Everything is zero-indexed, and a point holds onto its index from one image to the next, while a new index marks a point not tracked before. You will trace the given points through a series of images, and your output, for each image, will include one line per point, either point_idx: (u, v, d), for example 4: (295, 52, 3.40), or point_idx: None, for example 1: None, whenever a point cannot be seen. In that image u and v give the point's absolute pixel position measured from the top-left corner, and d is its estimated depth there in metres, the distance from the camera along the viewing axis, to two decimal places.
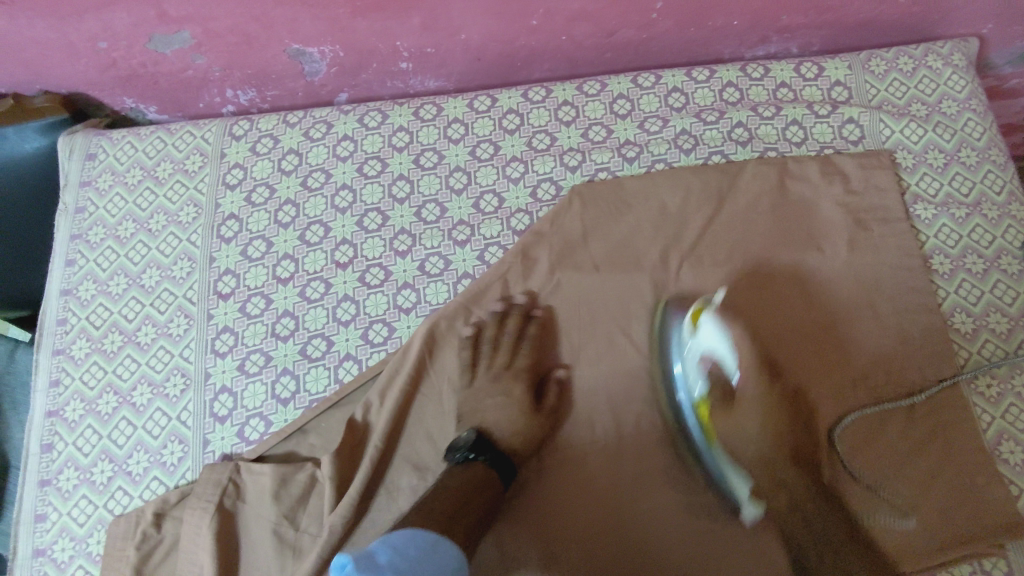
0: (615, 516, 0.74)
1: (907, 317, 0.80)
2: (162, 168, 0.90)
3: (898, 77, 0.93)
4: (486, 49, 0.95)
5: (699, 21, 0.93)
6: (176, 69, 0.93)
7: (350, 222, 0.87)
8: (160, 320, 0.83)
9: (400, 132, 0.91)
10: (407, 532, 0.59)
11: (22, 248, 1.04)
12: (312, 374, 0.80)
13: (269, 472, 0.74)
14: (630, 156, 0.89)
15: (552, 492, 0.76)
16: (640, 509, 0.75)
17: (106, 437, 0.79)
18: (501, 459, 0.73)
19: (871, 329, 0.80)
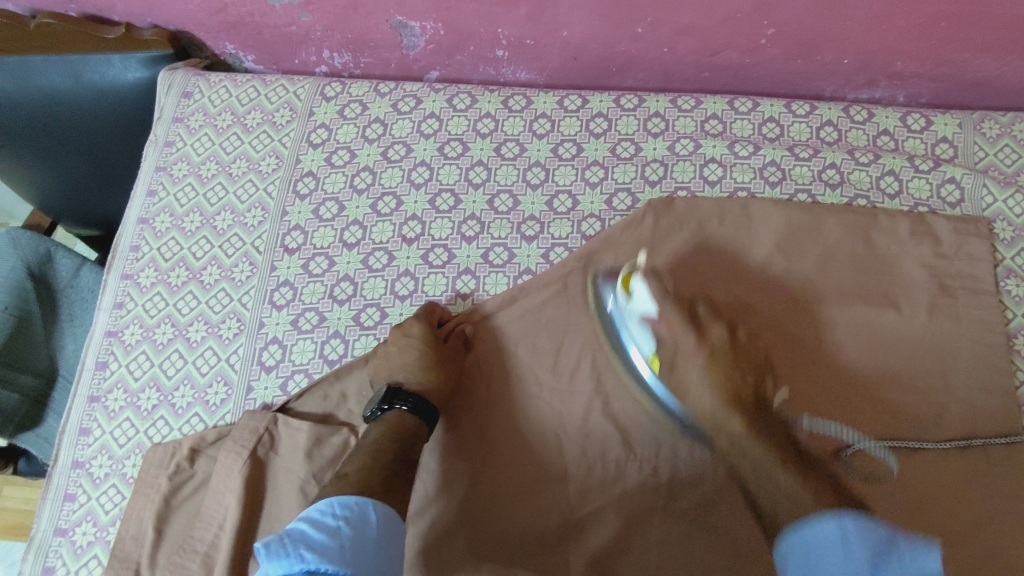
0: (636, 542, 0.71)
1: (978, 396, 0.76)
2: (252, 116, 0.92)
3: (1010, 143, 0.88)
4: (585, 50, 0.94)
5: (808, 53, 0.91)
6: (281, 23, 0.94)
7: (422, 199, 0.87)
8: (225, 263, 0.85)
9: (486, 119, 0.91)
10: (321, 504, 0.57)
11: (97, 154, 1.11)
12: (361, 342, 0.81)
13: (306, 429, 0.75)
14: (712, 178, 0.87)
15: (575, 504, 0.73)
16: (663, 540, 0.70)
17: (157, 366, 0.81)
18: (422, 406, 0.71)
19: (930, 401, 0.76)
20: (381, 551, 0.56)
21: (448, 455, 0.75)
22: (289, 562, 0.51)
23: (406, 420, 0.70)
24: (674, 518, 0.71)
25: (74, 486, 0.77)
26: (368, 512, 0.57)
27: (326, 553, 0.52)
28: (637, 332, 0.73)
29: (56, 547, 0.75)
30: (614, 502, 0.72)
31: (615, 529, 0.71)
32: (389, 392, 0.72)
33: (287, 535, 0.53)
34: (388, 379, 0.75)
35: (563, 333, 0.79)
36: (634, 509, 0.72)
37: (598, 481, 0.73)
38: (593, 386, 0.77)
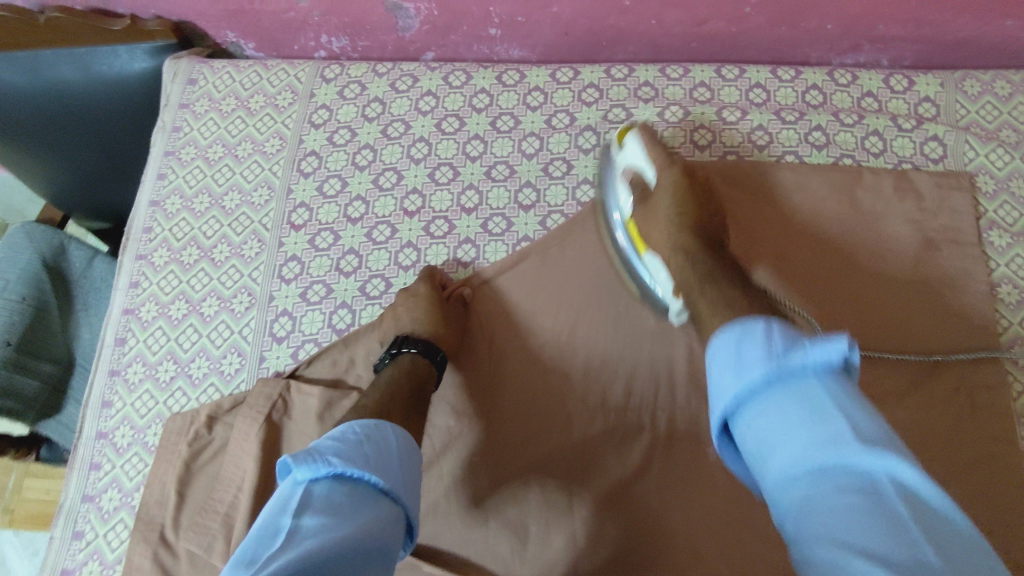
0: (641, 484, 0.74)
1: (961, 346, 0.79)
2: (255, 100, 0.95)
3: (992, 100, 0.90)
4: (575, 25, 0.97)
5: (792, 20, 0.93)
6: (280, 9, 0.97)
7: (422, 174, 0.90)
8: (235, 241, 0.88)
9: (481, 94, 0.94)
10: (339, 427, 0.60)
11: (110, 148, 1.15)
12: (368, 311, 0.84)
13: (317, 394, 0.79)
14: (701, 144, 0.90)
15: (580, 453, 0.76)
16: (664, 483, 0.73)
17: (174, 340, 0.84)
18: (431, 351, 0.75)
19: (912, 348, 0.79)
20: (402, 463, 0.59)
21: (455, 414, 0.79)
22: (318, 467, 0.52)
23: (417, 363, 0.74)
24: (676, 464, 0.74)
25: (99, 455, 0.81)
26: (382, 430, 0.61)
27: (352, 460, 0.54)
28: (620, 186, 0.80)
29: (85, 513, 0.79)
30: (617, 449, 0.75)
31: (616, 475, 0.74)
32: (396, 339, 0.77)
33: (312, 447, 0.54)
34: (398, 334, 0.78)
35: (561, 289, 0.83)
36: (636, 456, 0.75)
37: (601, 430, 0.76)
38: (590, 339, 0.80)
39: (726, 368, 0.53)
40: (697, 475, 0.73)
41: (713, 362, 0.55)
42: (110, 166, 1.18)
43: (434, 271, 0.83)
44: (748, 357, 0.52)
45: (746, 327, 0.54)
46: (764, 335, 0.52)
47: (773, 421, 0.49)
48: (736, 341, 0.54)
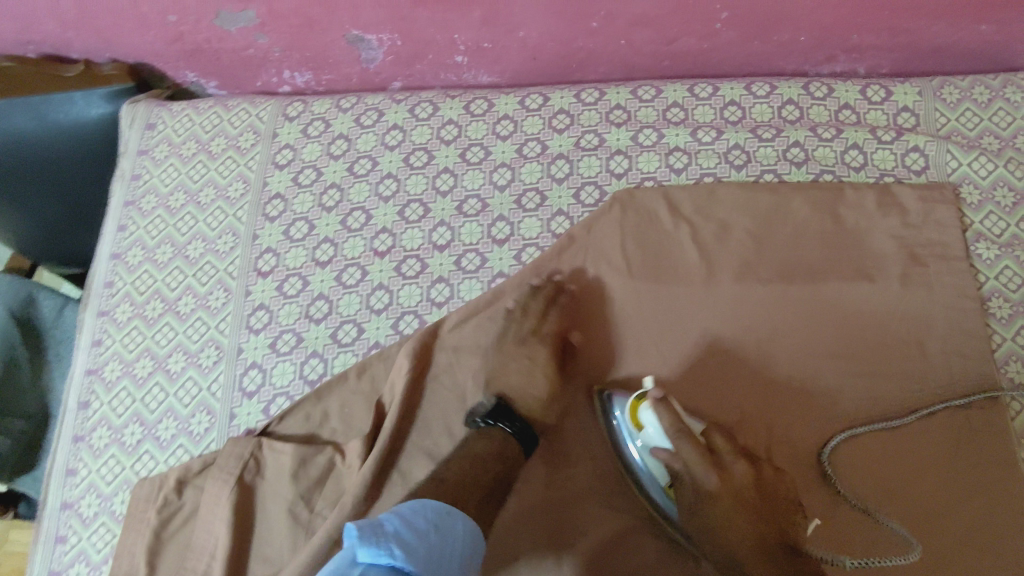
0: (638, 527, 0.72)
1: (953, 375, 0.76)
2: (215, 143, 0.92)
3: (971, 107, 0.88)
4: (543, 49, 0.94)
5: (765, 34, 0.91)
6: (238, 47, 0.94)
7: (392, 212, 0.87)
8: (200, 291, 0.85)
9: (449, 126, 0.91)
10: (411, 507, 0.57)
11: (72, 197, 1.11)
12: (340, 360, 0.81)
13: (290, 452, 0.75)
14: (677, 167, 0.87)
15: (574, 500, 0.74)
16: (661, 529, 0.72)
17: (139, 400, 0.81)
18: (525, 431, 0.72)
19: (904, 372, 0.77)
20: (459, 565, 0.56)
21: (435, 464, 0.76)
22: (381, 551, 0.50)
23: (496, 434, 0.72)
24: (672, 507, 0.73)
25: (64, 527, 0.77)
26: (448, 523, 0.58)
27: (416, 554, 0.51)
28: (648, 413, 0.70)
29: None
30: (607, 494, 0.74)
31: (609, 519, 0.72)
32: (491, 403, 0.74)
33: (379, 525, 0.52)
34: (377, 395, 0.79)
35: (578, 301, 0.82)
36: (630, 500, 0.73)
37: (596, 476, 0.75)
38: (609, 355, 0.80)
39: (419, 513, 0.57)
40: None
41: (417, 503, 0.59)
42: (78, 215, 1.15)
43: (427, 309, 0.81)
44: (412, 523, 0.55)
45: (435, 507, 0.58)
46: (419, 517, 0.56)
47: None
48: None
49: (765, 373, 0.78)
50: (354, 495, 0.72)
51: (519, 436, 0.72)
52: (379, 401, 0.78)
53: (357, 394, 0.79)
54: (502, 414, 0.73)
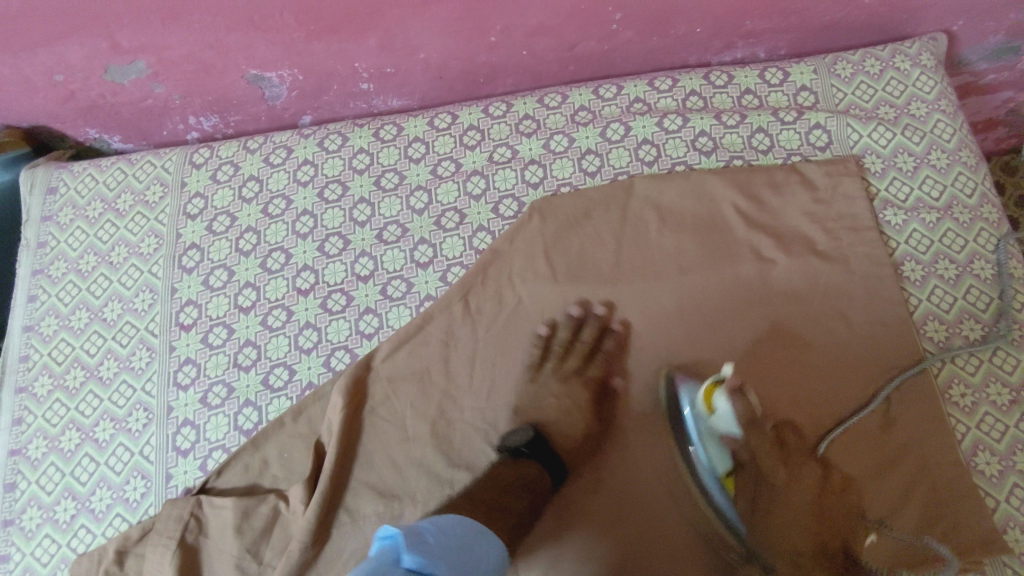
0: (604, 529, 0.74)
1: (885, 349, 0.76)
2: (123, 200, 0.90)
3: (865, 80, 0.91)
4: (447, 67, 0.94)
5: (661, 30, 0.92)
6: (136, 98, 0.92)
7: (311, 249, 0.86)
8: (122, 354, 0.83)
9: (360, 155, 0.90)
10: (450, 519, 0.57)
11: None
12: (274, 405, 0.79)
13: (231, 506, 0.74)
14: (591, 170, 0.89)
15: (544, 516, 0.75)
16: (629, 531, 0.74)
17: (69, 475, 0.78)
18: (556, 466, 0.73)
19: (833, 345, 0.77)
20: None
21: (383, 498, 0.75)
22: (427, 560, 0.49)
23: (532, 467, 0.71)
24: (636, 500, 0.75)
25: None
26: (485, 541, 0.57)
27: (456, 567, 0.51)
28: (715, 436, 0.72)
29: None
30: (570, 511, 0.75)
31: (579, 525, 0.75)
32: (525, 434, 0.73)
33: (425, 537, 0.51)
34: (315, 436, 0.78)
35: (570, 314, 0.80)
36: (597, 504, 0.75)
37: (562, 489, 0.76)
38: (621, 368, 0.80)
39: (458, 530, 0.56)
40: (653, 507, 0.74)
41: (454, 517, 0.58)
42: None
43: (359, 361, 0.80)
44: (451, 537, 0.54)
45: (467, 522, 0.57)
46: (457, 532, 0.55)
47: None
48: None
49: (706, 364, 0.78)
50: (302, 541, 0.71)
51: (551, 470, 0.72)
52: (317, 441, 0.77)
53: (295, 438, 0.78)
54: (537, 448, 0.72)
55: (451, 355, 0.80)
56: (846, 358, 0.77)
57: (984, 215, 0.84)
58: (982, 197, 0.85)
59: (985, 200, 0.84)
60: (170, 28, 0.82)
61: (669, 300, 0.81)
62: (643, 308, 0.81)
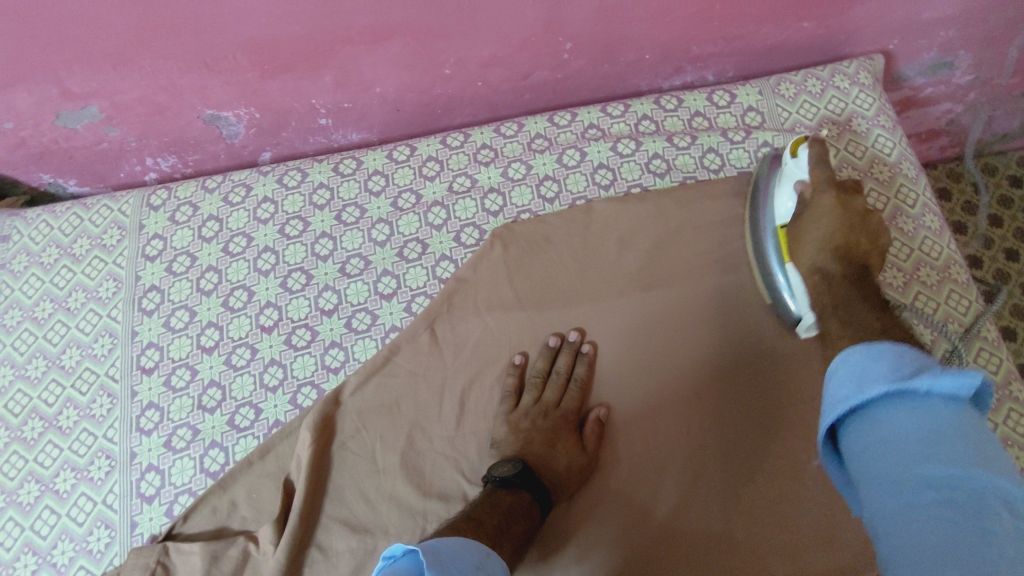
0: (586, 550, 0.73)
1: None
2: (79, 245, 0.89)
3: (807, 99, 0.95)
4: (404, 100, 0.96)
5: (611, 57, 0.95)
6: (90, 142, 0.91)
7: (274, 285, 0.86)
8: (81, 401, 0.81)
9: (320, 189, 0.91)
10: (458, 540, 0.57)
11: None
12: (241, 445, 0.79)
13: (199, 550, 0.72)
14: (550, 196, 0.90)
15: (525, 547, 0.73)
16: (611, 546, 0.73)
17: (29, 529, 0.76)
18: (543, 497, 0.70)
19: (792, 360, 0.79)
20: None
21: (357, 533, 0.74)
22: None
23: (525, 497, 0.69)
24: (619, 512, 0.74)
25: None
26: (494, 565, 0.57)
27: None
28: (784, 192, 0.79)
29: None
30: (549, 541, 0.73)
31: (564, 546, 0.73)
32: (515, 466, 0.71)
33: (442, 554, 0.52)
34: (284, 473, 0.77)
35: (547, 344, 0.82)
36: (579, 523, 0.74)
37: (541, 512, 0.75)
38: (602, 405, 0.79)
39: (467, 550, 0.56)
40: (637, 514, 0.74)
41: (460, 539, 0.58)
42: None
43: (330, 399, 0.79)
44: (463, 555, 0.55)
45: (473, 544, 0.58)
46: (468, 552, 0.55)
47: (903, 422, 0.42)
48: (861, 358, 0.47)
49: (673, 379, 0.79)
50: None
51: (540, 501, 0.70)
52: (287, 478, 0.77)
53: (264, 476, 0.77)
54: (528, 478, 0.70)
55: (419, 385, 0.81)
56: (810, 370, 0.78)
57: (927, 224, 0.87)
58: (924, 206, 0.88)
59: (926, 209, 0.88)
60: (122, 73, 0.82)
61: (631, 319, 0.82)
62: (609, 327, 0.82)
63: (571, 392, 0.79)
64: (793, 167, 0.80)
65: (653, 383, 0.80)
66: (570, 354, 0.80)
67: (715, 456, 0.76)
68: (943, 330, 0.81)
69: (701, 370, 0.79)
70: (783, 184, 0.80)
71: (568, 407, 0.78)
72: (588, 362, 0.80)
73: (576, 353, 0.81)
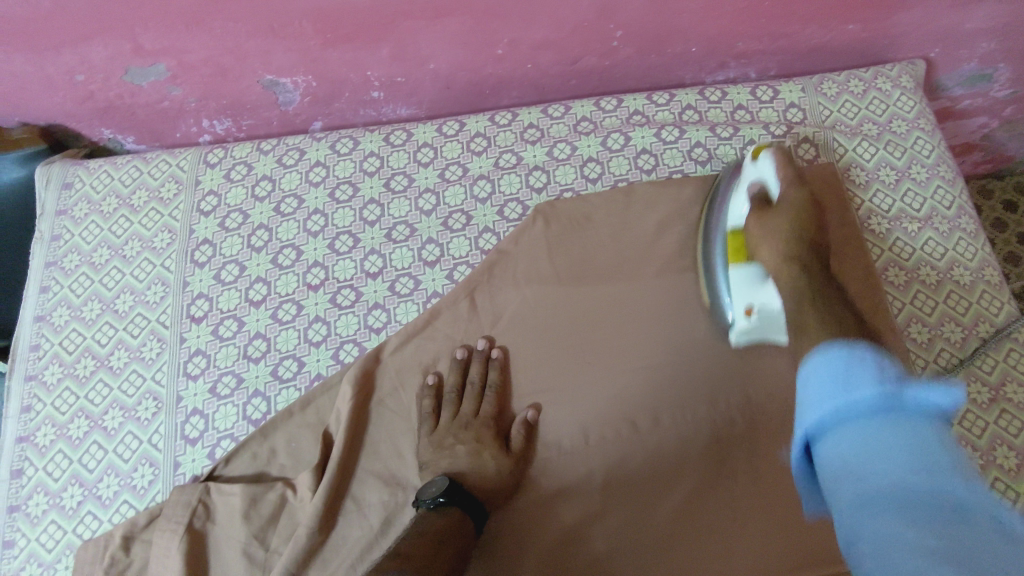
0: (607, 519, 0.75)
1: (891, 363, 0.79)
2: (137, 197, 0.92)
3: (850, 99, 0.97)
4: (455, 78, 0.98)
5: (659, 48, 0.97)
6: (153, 100, 0.95)
7: (322, 245, 0.89)
8: (133, 343, 0.84)
9: (371, 158, 0.94)
10: None
11: None
12: (283, 396, 0.81)
13: (239, 492, 0.75)
14: (592, 177, 0.93)
15: (537, 518, 0.76)
16: (627, 522, 0.74)
17: (77, 462, 0.79)
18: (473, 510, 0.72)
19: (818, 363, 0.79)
20: None
21: (389, 487, 0.77)
22: None
23: (454, 515, 0.70)
24: (640, 485, 0.76)
25: None
26: None
27: None
28: (741, 196, 0.79)
29: None
30: (576, 507, 0.76)
31: (581, 521, 0.75)
32: (441, 482, 0.72)
33: None
34: (324, 425, 0.79)
35: (456, 357, 0.82)
36: (598, 500, 0.76)
37: (552, 487, 0.77)
38: (530, 406, 0.80)
39: None
40: (657, 489, 0.76)
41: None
42: None
43: (369, 359, 0.81)
44: None
45: None
46: None
47: (876, 440, 0.40)
48: (844, 358, 0.45)
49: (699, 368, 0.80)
50: (308, 527, 0.73)
51: (472, 514, 0.71)
52: (326, 430, 0.79)
53: (303, 427, 0.79)
54: (456, 495, 0.71)
55: (456, 350, 0.83)
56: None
57: (962, 225, 0.88)
58: (961, 208, 0.90)
59: (963, 212, 0.89)
60: (192, 33, 0.86)
61: (569, 326, 0.84)
62: (639, 309, 0.84)
63: (487, 399, 0.80)
64: (751, 170, 0.79)
65: (683, 367, 0.80)
66: (480, 363, 0.81)
67: (740, 438, 0.77)
68: (974, 328, 0.82)
69: (698, 368, 0.80)
70: (739, 189, 0.81)
71: (486, 413, 0.79)
72: (499, 367, 0.81)
73: (487, 361, 0.82)
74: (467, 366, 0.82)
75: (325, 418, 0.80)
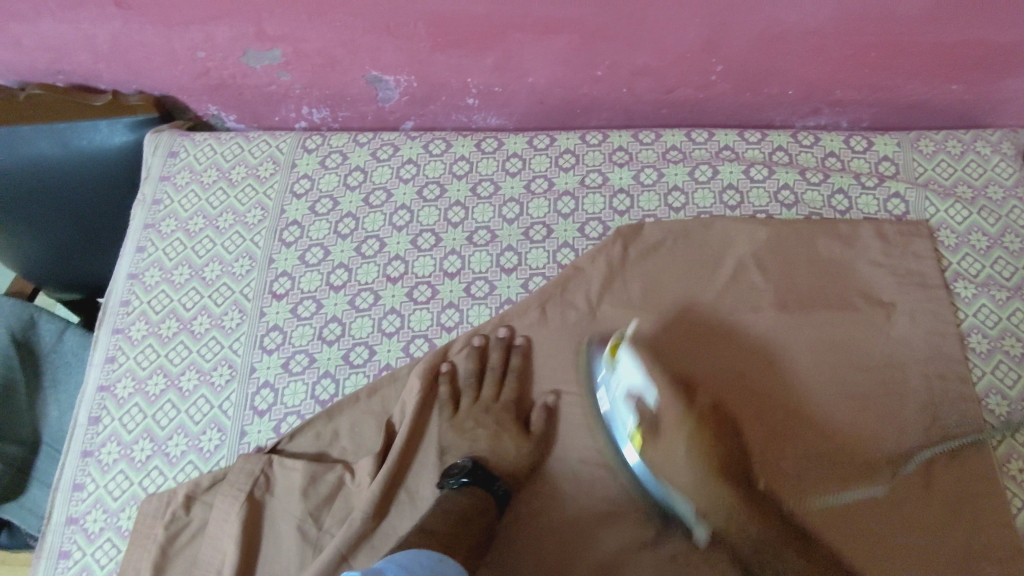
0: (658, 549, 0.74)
1: (960, 429, 0.78)
2: (236, 171, 0.96)
3: (945, 158, 0.96)
4: (550, 94, 1.00)
5: (756, 87, 0.98)
6: (262, 83, 0.99)
7: (405, 240, 0.91)
8: (215, 311, 0.87)
9: (461, 162, 0.96)
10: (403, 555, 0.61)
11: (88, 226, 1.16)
12: (351, 381, 0.83)
13: (301, 469, 0.76)
14: (676, 206, 0.93)
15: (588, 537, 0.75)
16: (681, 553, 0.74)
17: (150, 417, 0.82)
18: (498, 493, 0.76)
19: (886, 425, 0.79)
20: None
21: None
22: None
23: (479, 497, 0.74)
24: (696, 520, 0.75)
25: (69, 542, 0.78)
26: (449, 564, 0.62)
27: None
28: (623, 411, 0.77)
29: None
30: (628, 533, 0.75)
31: (631, 544, 0.74)
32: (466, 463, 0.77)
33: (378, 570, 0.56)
34: (386, 414, 0.81)
35: (474, 343, 0.84)
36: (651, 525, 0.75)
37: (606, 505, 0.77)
38: (550, 392, 0.83)
39: None
40: None
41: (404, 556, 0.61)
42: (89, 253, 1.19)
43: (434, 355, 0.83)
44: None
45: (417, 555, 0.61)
46: None
47: None
48: None
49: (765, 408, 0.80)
50: (365, 511, 0.74)
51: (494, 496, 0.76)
52: (388, 420, 0.80)
53: (367, 413, 0.81)
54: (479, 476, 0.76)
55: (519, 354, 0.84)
56: (904, 438, 0.78)
57: None
58: None
59: None
60: (313, 23, 0.89)
61: (630, 346, 0.84)
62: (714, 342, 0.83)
63: (508, 386, 0.83)
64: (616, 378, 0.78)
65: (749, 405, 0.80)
66: (502, 349, 0.84)
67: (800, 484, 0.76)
68: None
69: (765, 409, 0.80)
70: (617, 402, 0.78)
71: (508, 398, 0.82)
72: (522, 352, 0.84)
73: (508, 348, 0.84)
74: (494, 356, 0.84)
75: (385, 407, 0.81)
